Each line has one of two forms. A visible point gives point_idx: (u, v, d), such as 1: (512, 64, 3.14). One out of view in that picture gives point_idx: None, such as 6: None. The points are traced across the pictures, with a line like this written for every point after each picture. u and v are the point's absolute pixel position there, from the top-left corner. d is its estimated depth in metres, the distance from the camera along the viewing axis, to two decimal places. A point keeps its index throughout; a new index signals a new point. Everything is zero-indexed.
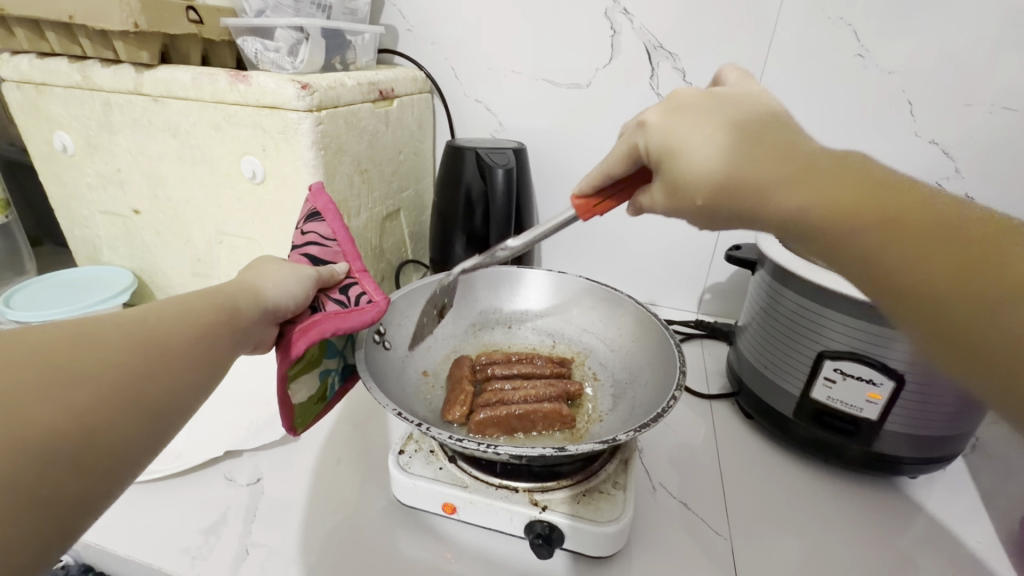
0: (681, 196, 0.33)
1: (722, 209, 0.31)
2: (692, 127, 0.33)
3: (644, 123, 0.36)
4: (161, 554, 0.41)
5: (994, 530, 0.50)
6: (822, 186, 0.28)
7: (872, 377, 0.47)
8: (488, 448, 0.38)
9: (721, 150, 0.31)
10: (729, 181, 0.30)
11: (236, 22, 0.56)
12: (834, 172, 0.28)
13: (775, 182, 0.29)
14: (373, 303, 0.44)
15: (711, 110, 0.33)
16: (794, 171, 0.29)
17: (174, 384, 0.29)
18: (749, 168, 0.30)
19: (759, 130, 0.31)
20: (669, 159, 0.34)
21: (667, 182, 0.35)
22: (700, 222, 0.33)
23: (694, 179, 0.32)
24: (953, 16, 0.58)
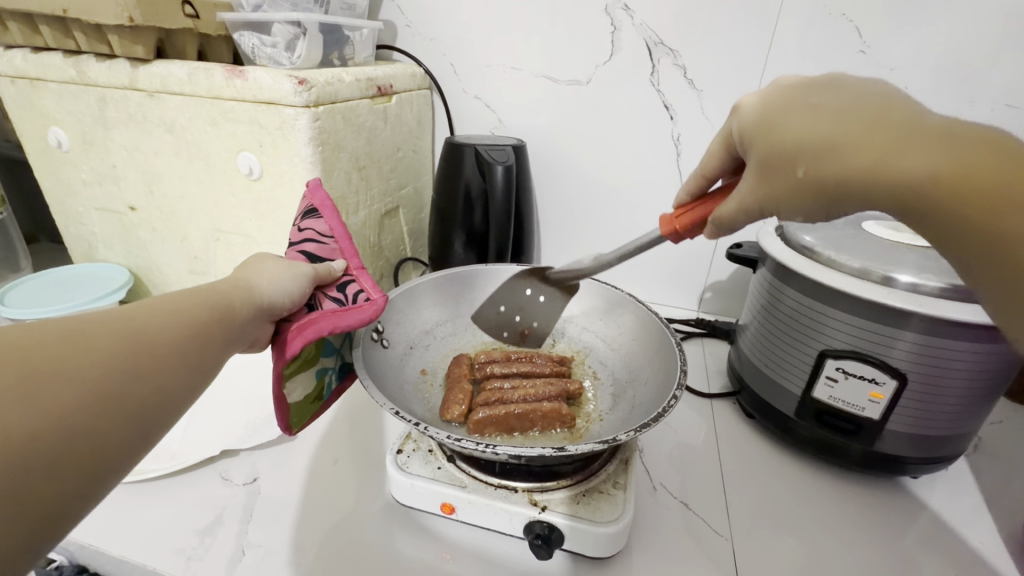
0: (782, 172, 0.33)
1: (822, 177, 0.31)
2: (795, 106, 0.33)
3: (743, 117, 0.37)
4: (156, 554, 0.40)
5: (997, 530, 0.49)
6: (936, 145, 0.27)
7: (874, 376, 0.46)
8: (486, 448, 0.38)
9: (826, 120, 0.31)
10: (832, 148, 0.30)
11: (233, 17, 0.55)
12: (947, 130, 0.27)
13: (884, 142, 0.28)
14: (371, 300, 0.43)
15: (818, 88, 0.33)
16: (906, 130, 0.28)
17: (163, 386, 0.29)
18: (856, 133, 0.30)
19: (869, 98, 0.31)
20: (769, 138, 0.34)
21: (764, 162, 0.35)
22: (798, 196, 0.33)
23: (796, 152, 0.32)
24: (957, 11, 0.58)
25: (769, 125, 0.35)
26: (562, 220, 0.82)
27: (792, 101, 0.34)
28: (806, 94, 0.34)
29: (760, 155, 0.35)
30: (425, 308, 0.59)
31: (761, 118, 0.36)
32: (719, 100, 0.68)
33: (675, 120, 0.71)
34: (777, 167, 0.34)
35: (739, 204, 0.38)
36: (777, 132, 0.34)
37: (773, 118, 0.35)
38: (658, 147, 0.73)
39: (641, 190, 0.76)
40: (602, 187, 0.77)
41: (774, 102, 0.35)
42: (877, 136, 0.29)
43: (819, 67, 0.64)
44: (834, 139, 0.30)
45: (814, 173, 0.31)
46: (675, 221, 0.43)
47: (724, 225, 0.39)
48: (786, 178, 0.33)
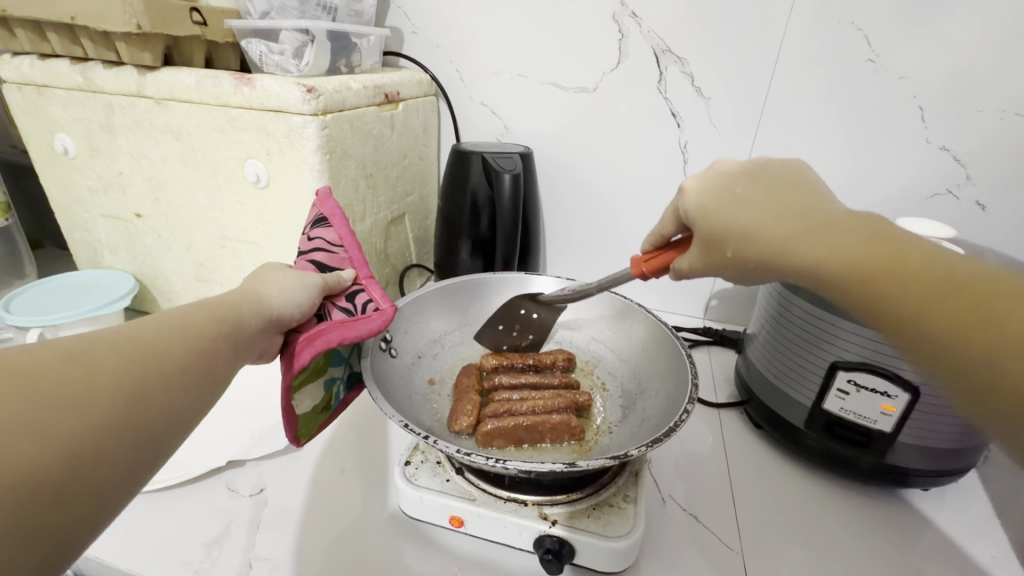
0: (718, 249, 0.37)
1: (745, 258, 0.35)
2: (723, 193, 0.37)
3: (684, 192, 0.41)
4: (162, 567, 0.40)
5: (1010, 544, 0.49)
6: (820, 236, 0.31)
7: (886, 390, 0.46)
8: (496, 463, 0.37)
9: (743, 210, 0.35)
10: (748, 236, 0.34)
11: (241, 24, 0.55)
12: (840, 225, 0.31)
13: (783, 234, 0.33)
14: (380, 310, 0.43)
15: (747, 177, 0.38)
16: (801, 223, 0.32)
17: (170, 403, 0.28)
18: (764, 225, 0.34)
19: (785, 193, 0.35)
20: (704, 219, 0.38)
21: (703, 241, 0.39)
22: (738, 271, 0.36)
23: (723, 235, 0.36)
24: (967, 20, 0.58)
25: (702, 206, 0.38)
26: (567, 227, 0.81)
27: (722, 190, 0.38)
28: (732, 182, 0.38)
29: (699, 234, 0.39)
30: (432, 317, 0.59)
31: (694, 199, 0.39)
32: (726, 108, 0.68)
33: (682, 127, 0.70)
34: (712, 244, 0.38)
35: (691, 268, 0.41)
36: (707, 214, 0.38)
37: (705, 199, 0.38)
38: (664, 154, 0.72)
39: (648, 198, 0.76)
40: (609, 194, 0.77)
41: (706, 185, 0.39)
42: (780, 227, 0.33)
43: (827, 76, 0.64)
44: (748, 228, 0.35)
45: (739, 254, 0.35)
46: (642, 264, 0.45)
47: (682, 275, 0.42)
48: (720, 255, 0.37)
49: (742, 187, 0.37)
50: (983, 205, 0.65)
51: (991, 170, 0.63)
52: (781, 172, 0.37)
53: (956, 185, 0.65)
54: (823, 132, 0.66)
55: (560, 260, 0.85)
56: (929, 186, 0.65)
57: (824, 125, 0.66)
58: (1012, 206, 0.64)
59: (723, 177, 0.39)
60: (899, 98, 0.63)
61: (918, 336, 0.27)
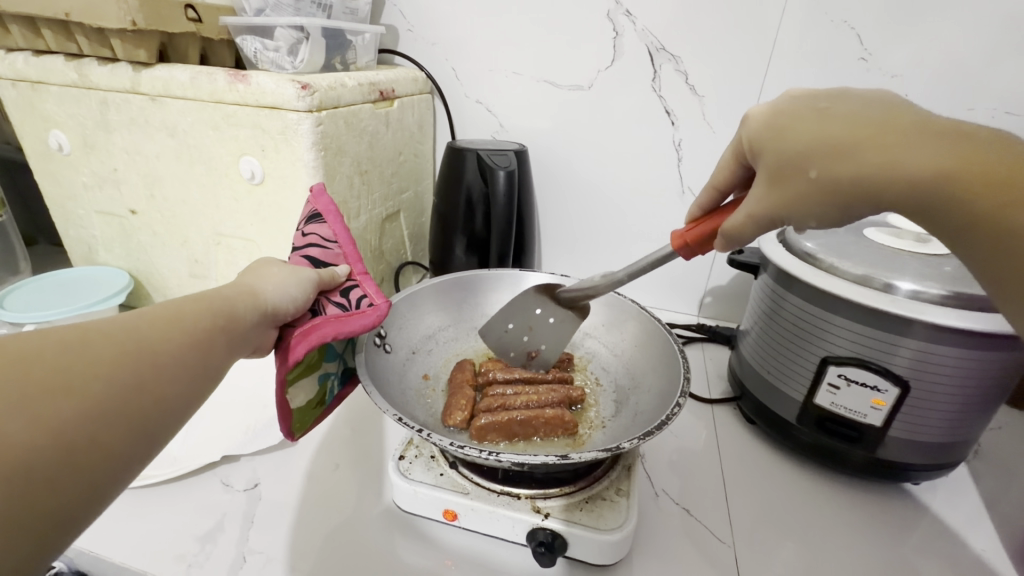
0: (792, 172, 0.34)
1: (834, 179, 0.32)
2: (802, 112, 0.34)
3: (754, 119, 0.38)
4: (156, 560, 0.40)
5: (999, 536, 0.49)
6: (949, 143, 0.28)
7: (876, 383, 0.46)
8: (490, 456, 0.38)
9: (838, 123, 0.32)
10: (847, 148, 0.31)
11: (235, 21, 0.55)
12: (952, 133, 0.29)
13: (898, 141, 0.29)
14: (374, 306, 0.43)
15: (822, 97, 0.35)
16: (922, 131, 0.29)
17: (165, 393, 0.29)
18: (869, 135, 0.30)
19: (875, 105, 0.32)
20: (780, 140, 0.35)
21: (773, 166, 0.36)
22: (808, 196, 0.33)
23: (808, 153, 0.33)
24: (957, 19, 0.58)
25: (782, 127, 0.35)
26: (562, 224, 0.82)
27: (801, 108, 0.35)
28: (817, 101, 0.34)
29: (769, 163, 0.36)
30: (427, 313, 0.59)
31: (771, 124, 0.36)
32: (721, 106, 0.68)
33: (677, 125, 0.71)
34: (788, 171, 0.35)
35: (746, 217, 0.37)
36: (788, 137, 0.35)
37: (782, 120, 0.35)
38: (659, 152, 0.73)
39: (642, 195, 0.76)
40: (604, 191, 0.77)
41: (783, 109, 0.36)
42: (894, 137, 0.30)
43: (820, 74, 0.64)
44: (850, 138, 0.31)
45: (828, 173, 0.32)
46: (686, 235, 0.42)
47: (732, 239, 0.39)
48: (796, 180, 0.34)
49: (823, 104, 0.34)
50: None
51: None
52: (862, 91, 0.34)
53: None
54: None
55: (555, 257, 0.85)
56: None
57: None
58: None
59: (796, 100, 0.36)
60: None
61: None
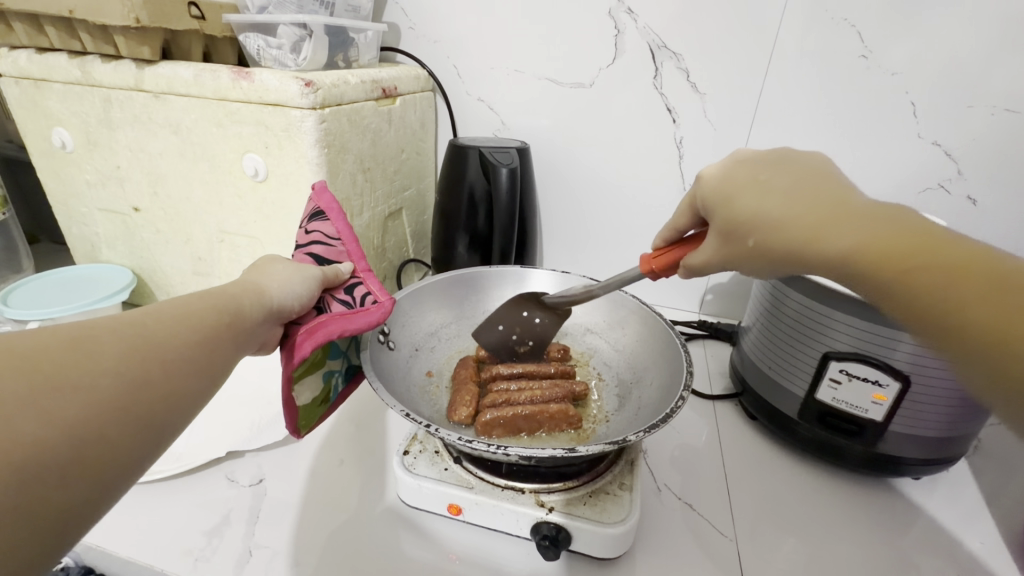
0: (736, 239, 0.36)
1: (769, 249, 0.33)
2: (743, 181, 0.36)
3: (704, 180, 0.40)
4: (163, 555, 0.40)
5: (998, 530, 0.50)
6: (859, 222, 0.30)
7: (878, 378, 0.46)
8: (498, 449, 0.38)
9: (769, 198, 0.34)
10: (775, 225, 0.33)
11: (239, 19, 0.56)
12: (863, 214, 0.30)
13: (813, 222, 0.31)
14: (379, 303, 0.43)
15: (763, 166, 0.36)
16: (836, 211, 0.31)
17: (172, 389, 0.29)
18: (795, 213, 0.32)
19: (807, 181, 0.34)
20: (724, 206, 0.37)
21: (720, 230, 0.37)
22: (754, 262, 0.35)
23: (745, 223, 0.35)
24: (957, 17, 0.58)
25: (725, 196, 0.37)
26: (564, 222, 0.82)
27: (745, 178, 0.36)
28: (758, 170, 0.36)
29: (716, 225, 0.38)
30: (430, 310, 0.60)
31: (717, 187, 0.38)
32: (721, 104, 0.69)
33: (678, 123, 0.71)
34: (734, 236, 0.36)
35: (705, 260, 0.39)
36: (730, 204, 0.36)
37: (724, 186, 0.37)
38: (660, 150, 0.73)
39: (644, 193, 0.76)
40: (605, 189, 0.78)
41: (728, 174, 0.38)
42: (815, 216, 0.31)
43: (820, 72, 0.64)
44: (778, 216, 0.33)
45: (762, 244, 0.34)
46: (652, 261, 0.44)
47: (696, 271, 0.41)
48: (740, 246, 0.36)
49: (760, 176, 0.36)
50: (973, 199, 0.65)
51: (981, 165, 0.64)
52: (801, 161, 0.36)
53: (947, 180, 0.65)
54: (816, 127, 0.67)
55: (557, 255, 0.85)
56: (921, 180, 0.66)
57: (818, 122, 0.67)
58: (1001, 200, 0.64)
59: (741, 167, 0.37)
60: (891, 93, 0.63)
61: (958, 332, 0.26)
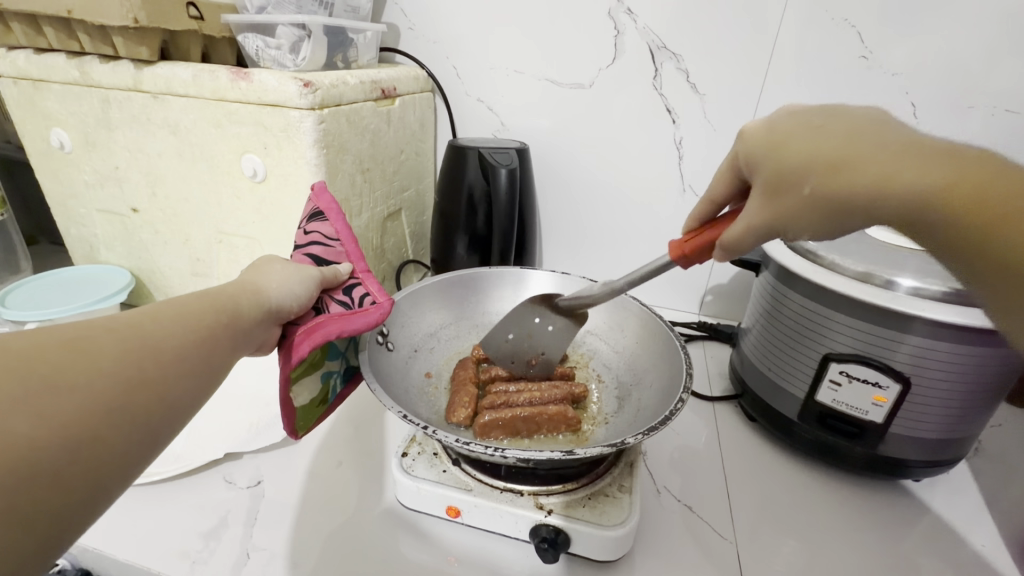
0: (787, 190, 0.34)
1: (829, 194, 0.32)
2: (796, 129, 0.35)
3: (750, 135, 0.38)
4: (160, 557, 0.40)
5: (999, 533, 0.49)
6: (934, 159, 0.29)
7: (878, 380, 0.46)
8: (495, 451, 0.38)
9: (830, 140, 0.33)
10: (838, 165, 0.31)
11: (237, 19, 0.55)
12: (933, 152, 0.29)
13: (882, 160, 0.30)
14: (377, 304, 0.43)
15: (814, 118, 0.35)
16: (907, 150, 0.30)
17: (169, 391, 0.29)
18: (858, 152, 0.31)
19: (867, 125, 0.33)
20: (776, 155, 0.35)
21: (770, 182, 0.36)
22: (805, 213, 0.33)
23: (801, 169, 0.33)
24: (957, 17, 0.58)
25: (778, 144, 0.35)
26: (563, 223, 0.82)
27: (798, 125, 0.35)
28: (813, 120, 0.35)
29: (765, 177, 0.36)
30: (429, 311, 0.59)
31: (767, 141, 0.36)
32: (721, 105, 0.69)
33: (677, 123, 0.71)
34: (785, 185, 0.35)
35: (744, 227, 0.37)
36: (783, 152, 0.35)
37: (776, 137, 0.36)
38: (659, 150, 0.73)
39: (643, 193, 0.76)
40: (605, 190, 0.78)
41: (778, 128, 0.36)
42: (884, 155, 0.30)
43: (820, 72, 0.64)
44: (843, 156, 0.31)
45: (821, 188, 0.32)
46: (684, 246, 0.42)
47: (732, 248, 0.39)
48: (790, 196, 0.34)
49: (814, 124, 0.34)
50: None
51: None
52: (853, 111, 0.35)
53: None
54: None
55: (556, 256, 0.85)
56: None
57: None
58: None
59: (792, 119, 0.36)
60: (891, 94, 0.63)
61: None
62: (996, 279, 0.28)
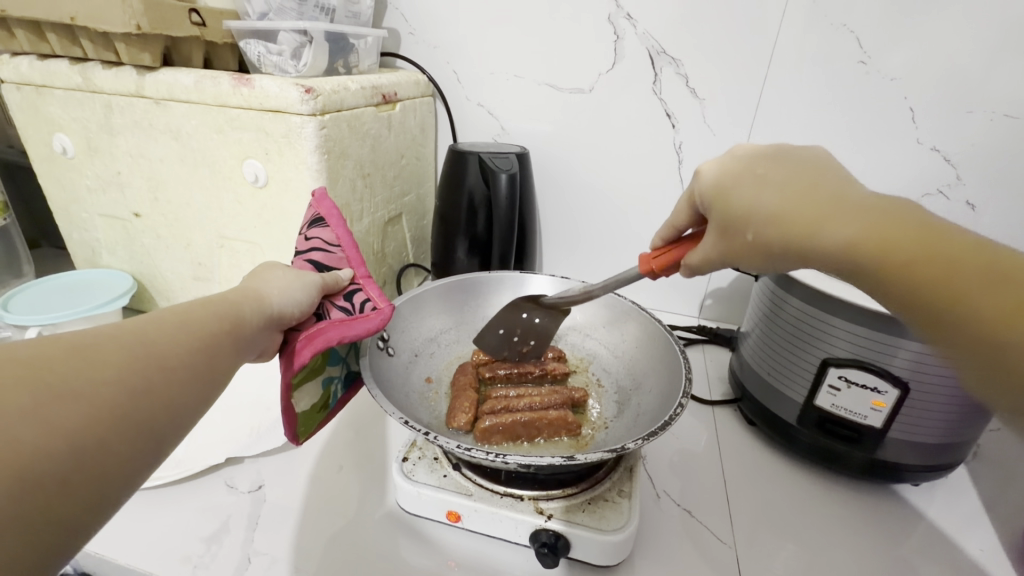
0: (734, 236, 0.36)
1: (766, 242, 0.34)
2: (739, 177, 0.37)
3: (700, 175, 0.40)
4: (162, 562, 0.40)
5: (997, 537, 0.50)
6: (853, 215, 0.30)
7: (876, 385, 0.46)
8: (496, 457, 0.38)
9: (764, 193, 0.34)
10: (771, 219, 0.33)
11: (240, 25, 0.56)
12: (859, 207, 0.30)
13: (810, 216, 0.31)
14: (378, 310, 0.44)
15: (759, 161, 0.37)
16: (831, 203, 0.31)
17: (172, 398, 0.29)
18: (787, 206, 0.33)
19: (805, 175, 0.34)
20: (722, 202, 0.37)
21: (718, 227, 0.38)
22: (751, 258, 0.35)
23: (744, 219, 0.35)
24: (956, 23, 0.59)
25: (722, 192, 0.37)
26: (563, 227, 0.82)
27: (743, 172, 0.37)
28: (758, 165, 0.36)
29: (714, 222, 0.38)
30: (429, 316, 0.60)
31: (712, 187, 0.38)
32: (720, 110, 0.69)
33: (677, 128, 0.71)
34: (732, 230, 0.36)
35: (705, 258, 0.40)
36: (726, 200, 0.37)
37: (722, 182, 0.38)
38: (659, 155, 0.73)
39: (643, 197, 0.76)
40: (604, 194, 0.78)
41: (722, 173, 0.38)
42: (810, 209, 0.32)
43: (820, 77, 0.65)
44: (776, 210, 0.33)
45: (760, 238, 0.34)
46: (652, 262, 0.44)
47: (696, 269, 0.41)
48: (737, 240, 0.36)
49: (755, 171, 0.36)
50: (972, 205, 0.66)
51: (979, 171, 0.64)
52: (799, 153, 0.36)
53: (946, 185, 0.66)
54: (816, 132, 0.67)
55: (556, 260, 0.85)
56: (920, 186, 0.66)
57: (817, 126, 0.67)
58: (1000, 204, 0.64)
59: (738, 163, 0.38)
60: (890, 99, 0.64)
61: (959, 326, 0.26)
62: (919, 326, 0.28)
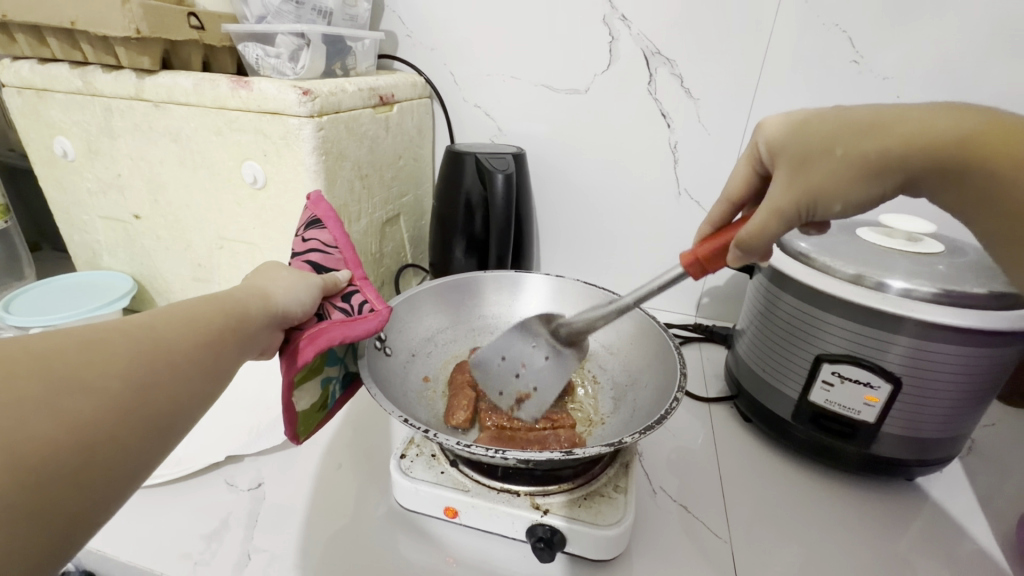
0: (817, 159, 0.35)
1: (865, 154, 0.33)
2: (816, 113, 0.37)
3: (764, 127, 0.41)
4: (163, 559, 0.41)
5: (992, 530, 0.50)
6: (959, 115, 0.31)
7: (869, 380, 0.47)
8: (495, 453, 0.38)
9: (852, 113, 0.35)
10: (873, 129, 0.33)
11: (238, 29, 0.57)
12: (955, 111, 0.31)
13: (914, 119, 0.32)
14: (376, 312, 0.44)
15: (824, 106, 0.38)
16: (928, 110, 0.32)
17: (181, 391, 0.29)
18: (882, 121, 0.33)
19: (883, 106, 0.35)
20: (800, 135, 0.37)
21: (796, 162, 0.37)
22: (843, 176, 0.34)
23: (830, 140, 0.35)
24: (947, 23, 0.59)
25: (801, 124, 0.37)
26: (561, 226, 0.83)
27: (817, 111, 0.37)
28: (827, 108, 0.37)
29: (790, 155, 0.37)
30: (426, 315, 0.60)
31: (789, 124, 0.38)
32: (715, 109, 0.69)
33: (672, 127, 0.72)
34: (812, 159, 0.35)
35: (769, 213, 0.37)
36: (808, 132, 0.36)
37: (796, 122, 0.38)
38: (655, 154, 0.74)
39: (639, 196, 0.77)
40: (601, 193, 0.78)
41: (799, 116, 0.38)
42: (907, 117, 0.32)
43: (813, 76, 0.65)
44: (866, 122, 0.33)
45: (854, 150, 0.33)
46: (699, 251, 0.43)
47: (752, 242, 0.38)
48: (822, 163, 0.35)
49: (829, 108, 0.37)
50: None
51: None
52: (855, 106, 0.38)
53: None
54: None
55: (553, 259, 0.86)
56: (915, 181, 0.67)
57: None
58: None
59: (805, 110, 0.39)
60: (883, 98, 0.64)
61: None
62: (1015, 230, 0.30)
